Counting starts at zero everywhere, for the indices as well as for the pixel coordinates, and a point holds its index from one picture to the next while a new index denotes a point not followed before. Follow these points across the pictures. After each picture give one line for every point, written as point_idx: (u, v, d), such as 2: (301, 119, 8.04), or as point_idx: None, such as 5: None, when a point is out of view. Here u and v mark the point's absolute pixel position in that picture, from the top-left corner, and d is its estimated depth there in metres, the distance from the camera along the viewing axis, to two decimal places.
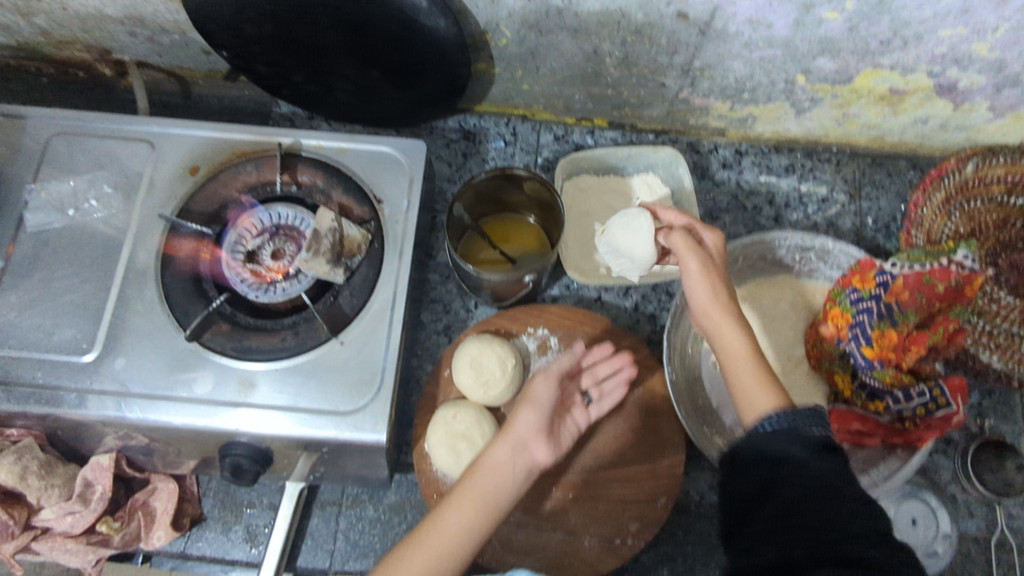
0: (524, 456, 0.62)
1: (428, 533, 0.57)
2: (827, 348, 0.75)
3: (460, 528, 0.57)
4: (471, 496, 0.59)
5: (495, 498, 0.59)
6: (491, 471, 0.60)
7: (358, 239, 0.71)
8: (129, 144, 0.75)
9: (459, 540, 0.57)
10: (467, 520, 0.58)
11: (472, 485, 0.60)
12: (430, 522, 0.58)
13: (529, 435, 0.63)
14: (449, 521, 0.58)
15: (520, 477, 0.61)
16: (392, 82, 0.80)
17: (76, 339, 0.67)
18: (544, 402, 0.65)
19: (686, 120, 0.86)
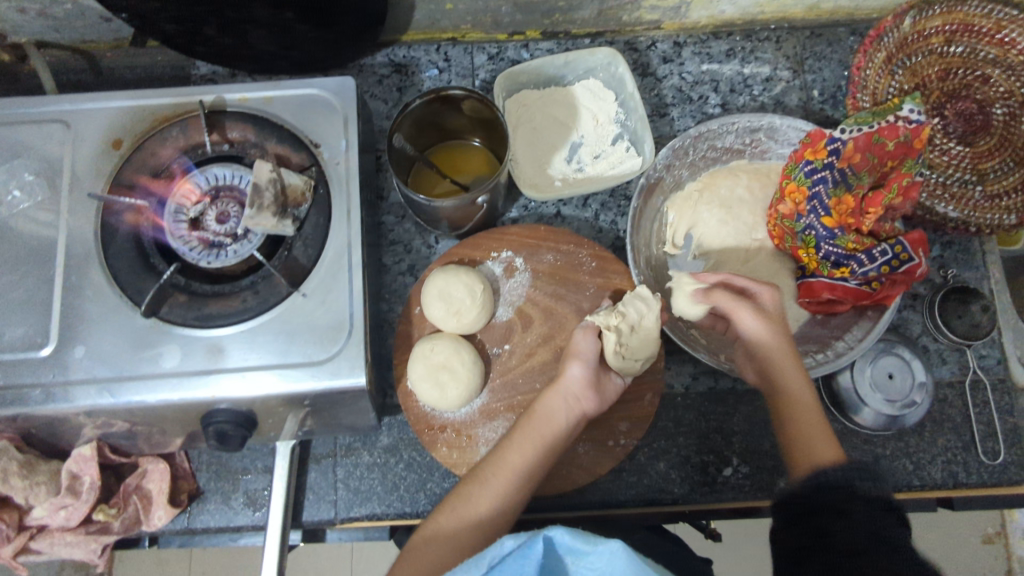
0: (577, 407, 0.66)
1: (494, 475, 0.63)
2: (788, 226, 0.75)
3: (517, 467, 0.63)
4: (532, 441, 0.64)
5: (551, 442, 0.64)
6: (549, 420, 0.65)
7: (300, 186, 0.68)
8: (41, 126, 0.71)
9: (517, 478, 0.63)
10: (529, 463, 0.63)
11: (531, 430, 0.65)
12: (495, 462, 0.64)
13: (584, 388, 0.67)
14: (512, 464, 0.63)
15: (574, 425, 0.66)
16: (308, 22, 0.75)
17: (29, 335, 0.65)
18: (587, 353, 0.69)
19: (620, 17, 0.83)
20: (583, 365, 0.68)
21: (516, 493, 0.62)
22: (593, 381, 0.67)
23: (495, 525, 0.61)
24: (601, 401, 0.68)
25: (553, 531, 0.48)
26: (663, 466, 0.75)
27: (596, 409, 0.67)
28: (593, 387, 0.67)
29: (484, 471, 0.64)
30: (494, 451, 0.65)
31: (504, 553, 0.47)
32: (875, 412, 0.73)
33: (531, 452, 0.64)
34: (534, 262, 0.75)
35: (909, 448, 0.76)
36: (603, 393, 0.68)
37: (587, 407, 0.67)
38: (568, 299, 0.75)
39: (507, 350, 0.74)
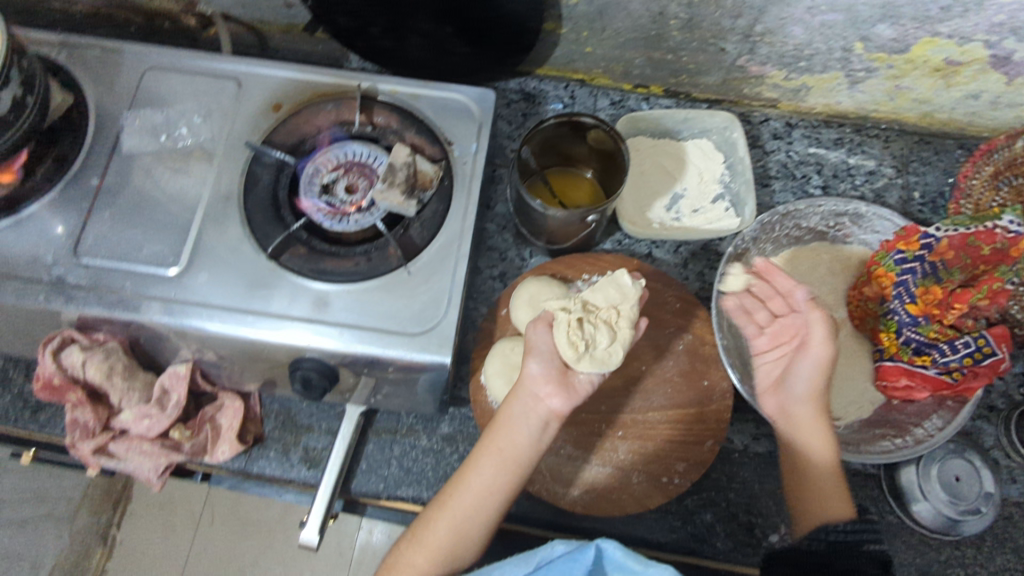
0: (537, 409, 0.66)
1: (456, 495, 0.65)
2: (870, 308, 0.78)
3: (483, 486, 0.64)
4: (493, 455, 0.65)
5: (513, 455, 0.65)
6: (508, 432, 0.66)
7: (431, 174, 0.74)
8: (217, 81, 0.80)
9: (482, 497, 0.64)
10: (490, 479, 0.65)
11: (493, 444, 0.66)
12: (460, 480, 0.66)
13: (540, 388, 0.66)
14: (474, 482, 0.65)
15: (537, 431, 0.66)
16: (463, 38, 0.84)
17: (163, 254, 0.72)
18: (544, 350, 0.67)
19: (741, 89, 0.89)
20: (539, 364, 0.67)
21: (483, 509, 0.64)
22: (549, 381, 0.66)
23: (466, 546, 0.63)
24: (565, 400, 0.66)
25: (605, 542, 0.56)
26: (709, 517, 0.75)
27: (562, 406, 0.66)
28: (552, 388, 0.66)
29: (449, 492, 0.66)
30: (460, 470, 0.67)
31: (554, 555, 0.57)
32: (935, 512, 0.72)
33: (492, 467, 0.65)
34: None
35: (965, 559, 0.74)
36: (570, 391, 0.67)
37: (551, 405, 0.66)
38: (647, 332, 0.77)
39: None
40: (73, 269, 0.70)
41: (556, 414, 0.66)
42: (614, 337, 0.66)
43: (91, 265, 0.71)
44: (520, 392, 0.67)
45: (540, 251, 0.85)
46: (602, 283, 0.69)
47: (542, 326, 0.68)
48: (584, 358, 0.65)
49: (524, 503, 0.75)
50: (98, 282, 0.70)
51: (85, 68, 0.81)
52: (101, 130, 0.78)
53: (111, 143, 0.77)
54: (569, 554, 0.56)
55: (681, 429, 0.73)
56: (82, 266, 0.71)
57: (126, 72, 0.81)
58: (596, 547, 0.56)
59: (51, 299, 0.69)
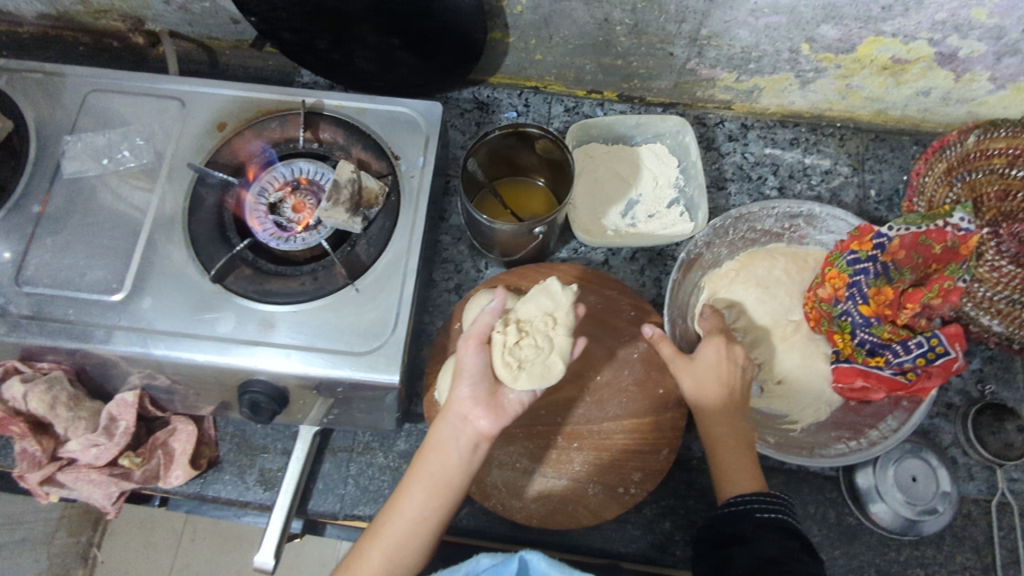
0: (466, 430, 0.65)
1: (388, 524, 0.64)
2: (825, 310, 0.76)
3: (415, 514, 0.64)
4: (423, 482, 0.65)
5: (443, 480, 0.64)
6: (438, 456, 0.65)
7: (376, 190, 0.73)
8: (159, 101, 0.79)
9: (415, 524, 0.64)
10: (422, 504, 0.64)
11: (424, 471, 0.65)
12: (392, 509, 0.65)
13: (468, 410, 0.65)
14: (406, 509, 0.64)
15: (467, 452, 0.66)
16: (409, 50, 0.83)
17: (107, 279, 0.71)
18: (471, 371, 0.65)
19: (694, 92, 0.88)
20: (468, 385, 0.65)
21: (415, 538, 0.63)
22: (476, 403, 0.65)
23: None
24: (494, 420, 0.65)
25: (529, 555, 0.58)
26: (668, 525, 0.75)
27: (491, 426, 0.66)
28: (480, 410, 0.65)
29: (382, 520, 0.65)
30: (392, 497, 0.66)
31: (479, 568, 0.59)
32: (893, 513, 0.72)
33: (423, 493, 0.64)
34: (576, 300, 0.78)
35: (926, 559, 0.74)
36: (498, 413, 0.66)
37: (479, 426, 0.65)
38: (601, 341, 0.77)
39: None
40: (15, 299, 0.70)
41: (485, 435, 0.65)
42: (550, 348, 0.65)
43: (33, 293, 0.70)
44: (448, 415, 0.66)
45: (495, 262, 0.84)
46: (534, 293, 0.69)
47: (471, 347, 0.65)
48: (520, 376, 0.64)
49: (482, 518, 0.74)
50: (41, 311, 0.69)
51: (25, 91, 0.79)
52: (42, 154, 0.76)
53: (53, 167, 0.76)
54: (493, 567, 0.59)
55: (636, 438, 0.73)
56: (24, 295, 0.70)
57: (67, 94, 0.79)
58: (520, 559, 0.59)
59: None
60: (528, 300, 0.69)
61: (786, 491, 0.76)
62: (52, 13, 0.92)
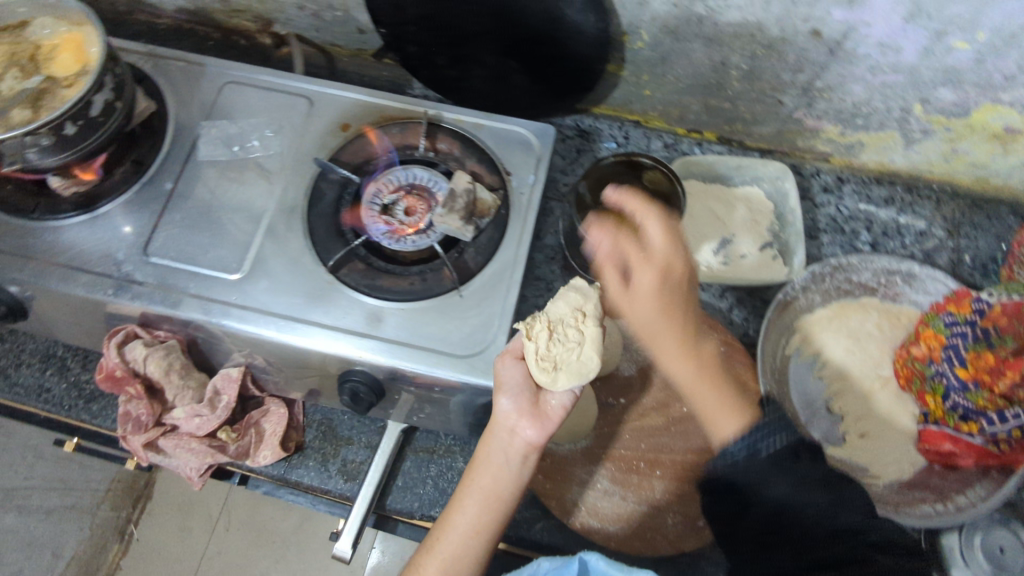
0: (514, 443, 0.66)
1: (442, 538, 0.64)
2: (917, 369, 0.77)
3: (471, 530, 0.64)
4: (475, 494, 0.65)
5: (494, 491, 0.65)
6: (490, 468, 0.66)
7: (489, 203, 0.76)
8: (290, 98, 0.84)
9: (472, 542, 0.64)
10: (475, 517, 0.64)
11: (475, 483, 0.66)
12: (444, 523, 0.65)
13: (514, 422, 0.66)
14: (458, 522, 0.65)
15: (517, 464, 0.66)
16: (526, 74, 0.87)
17: (228, 259, 0.75)
18: (511, 383, 0.66)
19: (795, 141, 0.90)
20: (510, 398, 0.66)
21: (468, 552, 0.63)
22: (522, 413, 0.66)
23: None
24: (540, 428, 0.66)
25: (588, 556, 0.61)
26: None
27: (537, 436, 0.66)
28: (525, 419, 0.66)
29: (436, 536, 0.65)
30: (445, 510, 0.67)
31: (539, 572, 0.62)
32: None
33: (475, 504, 0.65)
34: None
35: None
36: (543, 420, 0.66)
37: (525, 437, 0.66)
38: None
39: (622, 404, 0.78)
40: (141, 267, 0.74)
41: (533, 445, 0.66)
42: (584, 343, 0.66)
43: (158, 265, 0.74)
44: (494, 428, 0.67)
45: None
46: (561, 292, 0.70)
47: (509, 360, 0.67)
48: (559, 377, 0.64)
49: (558, 535, 0.73)
50: (164, 281, 0.73)
51: (167, 77, 0.85)
52: (178, 136, 0.82)
53: (187, 149, 0.81)
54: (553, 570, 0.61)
55: None
56: (149, 265, 0.74)
57: (206, 84, 0.85)
58: (580, 562, 0.61)
59: (118, 294, 0.72)
60: (559, 298, 0.69)
61: None
62: (191, 9, 0.99)
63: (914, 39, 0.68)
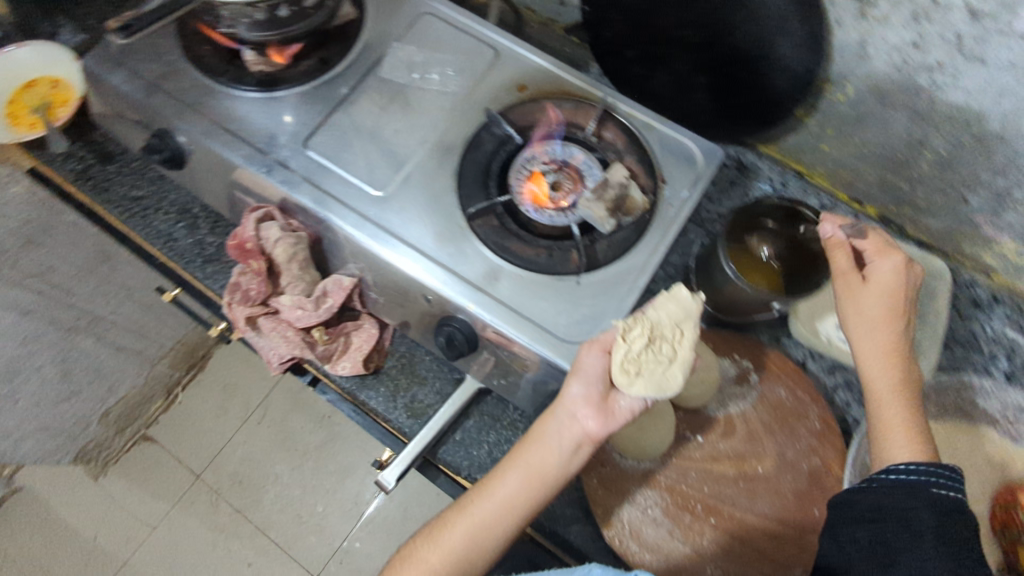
0: (572, 429, 0.64)
1: (477, 500, 0.65)
2: (1020, 517, 0.70)
3: (505, 499, 0.64)
4: (519, 468, 0.65)
5: (539, 472, 0.64)
6: (541, 447, 0.65)
7: (638, 203, 0.75)
8: (478, 45, 0.85)
9: (503, 509, 0.64)
10: (514, 491, 0.64)
11: (523, 457, 0.65)
12: (483, 488, 0.66)
13: (577, 409, 0.64)
14: (496, 489, 0.65)
15: (569, 452, 0.64)
16: (709, 92, 0.85)
17: (375, 174, 0.76)
18: (590, 374, 0.63)
19: (962, 244, 0.85)
20: (581, 386, 0.64)
21: (500, 520, 0.64)
22: (589, 403, 0.63)
23: (479, 558, 0.63)
24: (603, 423, 0.63)
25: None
26: None
27: (598, 429, 0.63)
28: (590, 410, 0.63)
29: (473, 495, 0.66)
30: (488, 475, 0.67)
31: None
32: None
33: (518, 477, 0.65)
34: (767, 385, 0.78)
35: None
36: (608, 418, 0.64)
37: (586, 427, 0.64)
38: (775, 438, 0.75)
39: (697, 441, 0.75)
40: (296, 155, 0.77)
41: (590, 437, 0.64)
42: (674, 360, 0.63)
43: (312, 159, 0.76)
44: (557, 409, 0.65)
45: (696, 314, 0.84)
46: (662, 299, 0.66)
47: (593, 350, 0.64)
48: (638, 383, 0.62)
49: (589, 542, 0.74)
50: (313, 174, 0.76)
51: None
52: (366, 47, 0.84)
53: (370, 62, 0.84)
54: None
55: (776, 546, 0.70)
56: (304, 156, 0.77)
57: (405, 7, 0.87)
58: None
59: (270, 173, 0.75)
60: (659, 306, 0.65)
61: None
62: None
63: None
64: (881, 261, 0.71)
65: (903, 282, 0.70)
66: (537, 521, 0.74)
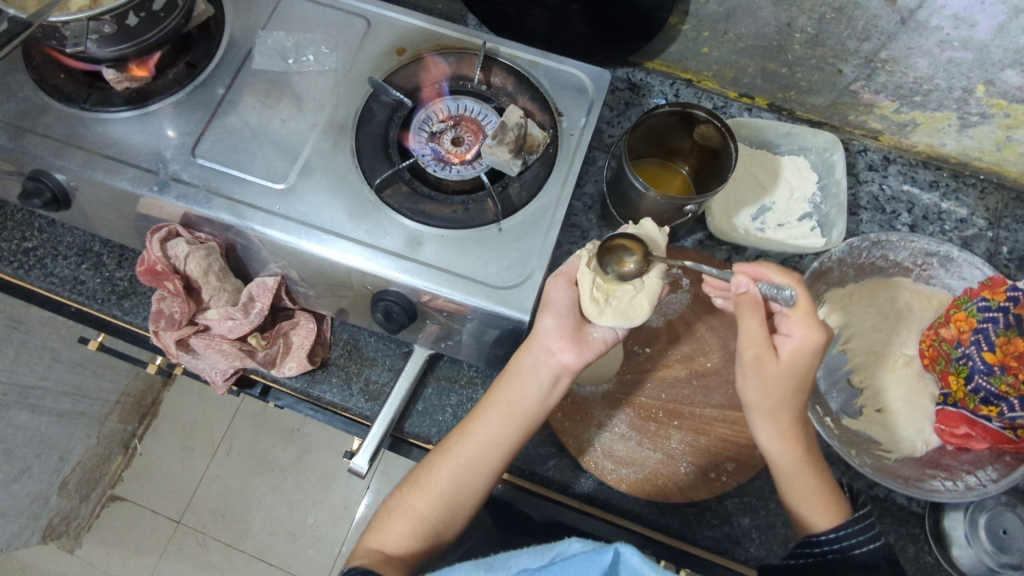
0: (548, 362, 0.67)
1: (461, 443, 0.67)
2: (944, 350, 0.76)
3: (491, 437, 0.67)
4: (500, 407, 0.67)
5: (520, 408, 0.67)
6: (519, 384, 0.67)
7: (539, 139, 0.76)
8: (349, 17, 0.83)
9: (487, 449, 0.67)
10: (497, 429, 0.67)
11: (502, 396, 0.68)
12: (464, 432, 0.68)
13: (552, 343, 0.67)
14: (480, 431, 0.67)
15: (546, 385, 0.68)
16: (586, 18, 0.85)
17: (272, 169, 0.74)
18: (559, 305, 0.67)
19: (847, 115, 0.90)
20: (553, 319, 0.67)
21: (486, 458, 0.66)
22: (561, 336, 0.67)
23: (467, 496, 0.66)
24: (576, 353, 0.67)
25: (623, 547, 0.51)
26: (746, 522, 0.75)
27: (574, 360, 0.68)
28: (565, 342, 0.67)
29: (455, 440, 0.68)
30: (467, 418, 0.69)
31: (570, 552, 0.53)
32: (975, 560, 0.72)
33: (500, 416, 0.67)
34: (698, 287, 0.81)
35: None
36: (582, 347, 0.68)
37: (562, 359, 0.67)
38: (718, 332, 0.79)
39: (646, 353, 0.78)
40: (187, 167, 0.74)
41: (567, 367, 0.68)
42: (641, 289, 0.67)
43: (204, 166, 0.74)
44: (531, 345, 0.68)
45: None
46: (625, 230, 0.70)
47: (562, 283, 0.68)
48: (606, 313, 0.66)
49: (568, 473, 0.76)
50: (208, 182, 0.73)
51: None
52: (233, 42, 0.81)
53: (241, 57, 0.80)
54: (584, 553, 0.52)
55: (736, 430, 0.75)
56: (196, 165, 0.74)
57: None
58: (615, 551, 0.51)
59: (162, 191, 0.72)
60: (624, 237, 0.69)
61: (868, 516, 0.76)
62: None
63: (991, 15, 0.66)
64: (803, 339, 0.61)
65: (805, 356, 0.61)
66: (514, 467, 0.76)
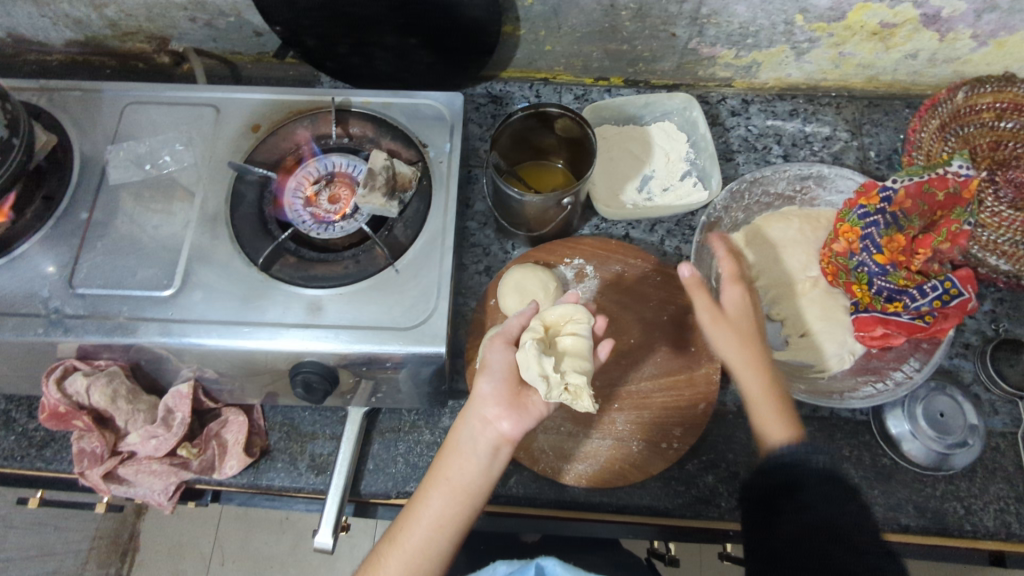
0: (487, 432, 0.64)
1: (406, 531, 0.62)
2: (842, 263, 0.80)
3: (437, 519, 0.62)
4: (442, 487, 0.63)
5: (463, 484, 0.63)
6: (458, 459, 0.64)
7: (409, 175, 0.77)
8: (195, 109, 0.83)
9: (435, 534, 0.62)
10: (441, 510, 0.63)
11: (443, 475, 0.64)
12: (406, 522, 0.63)
13: (489, 410, 0.65)
14: (423, 515, 0.63)
15: (487, 456, 0.64)
16: (427, 48, 0.87)
17: (157, 276, 0.73)
18: (498, 368, 0.66)
19: (696, 71, 0.94)
20: (490, 382, 0.66)
21: (435, 543, 0.62)
22: (500, 401, 0.65)
23: None
24: (516, 421, 0.65)
25: (545, 560, 0.60)
26: (711, 479, 0.76)
27: (512, 429, 0.65)
28: (501, 410, 0.65)
29: (399, 527, 0.63)
30: (409, 504, 0.64)
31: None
32: (925, 449, 0.74)
33: (443, 499, 0.63)
34: (603, 270, 0.83)
35: (961, 492, 0.76)
36: (521, 413, 0.65)
37: (499, 429, 0.65)
38: (632, 308, 0.81)
39: None
40: (69, 301, 0.72)
41: (505, 437, 0.65)
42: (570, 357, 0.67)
43: (87, 295, 0.72)
44: (468, 416, 0.66)
45: (521, 242, 0.88)
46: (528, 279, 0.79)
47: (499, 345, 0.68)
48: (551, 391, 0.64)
49: (532, 486, 0.76)
50: (95, 309, 0.71)
51: (66, 108, 0.83)
52: (86, 164, 0.80)
53: (97, 177, 0.79)
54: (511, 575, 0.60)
55: (675, 395, 0.77)
56: (77, 297, 0.72)
57: (106, 108, 0.83)
58: (539, 566, 0.59)
59: (50, 330, 0.70)
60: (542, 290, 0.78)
61: (821, 438, 0.79)
62: (82, 40, 0.97)
63: None
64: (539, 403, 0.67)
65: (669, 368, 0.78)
66: None
